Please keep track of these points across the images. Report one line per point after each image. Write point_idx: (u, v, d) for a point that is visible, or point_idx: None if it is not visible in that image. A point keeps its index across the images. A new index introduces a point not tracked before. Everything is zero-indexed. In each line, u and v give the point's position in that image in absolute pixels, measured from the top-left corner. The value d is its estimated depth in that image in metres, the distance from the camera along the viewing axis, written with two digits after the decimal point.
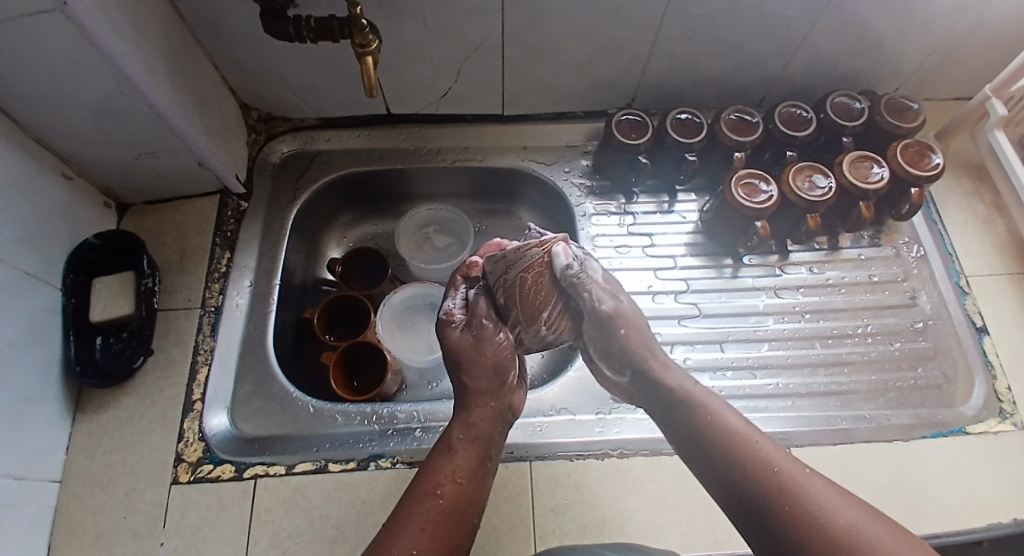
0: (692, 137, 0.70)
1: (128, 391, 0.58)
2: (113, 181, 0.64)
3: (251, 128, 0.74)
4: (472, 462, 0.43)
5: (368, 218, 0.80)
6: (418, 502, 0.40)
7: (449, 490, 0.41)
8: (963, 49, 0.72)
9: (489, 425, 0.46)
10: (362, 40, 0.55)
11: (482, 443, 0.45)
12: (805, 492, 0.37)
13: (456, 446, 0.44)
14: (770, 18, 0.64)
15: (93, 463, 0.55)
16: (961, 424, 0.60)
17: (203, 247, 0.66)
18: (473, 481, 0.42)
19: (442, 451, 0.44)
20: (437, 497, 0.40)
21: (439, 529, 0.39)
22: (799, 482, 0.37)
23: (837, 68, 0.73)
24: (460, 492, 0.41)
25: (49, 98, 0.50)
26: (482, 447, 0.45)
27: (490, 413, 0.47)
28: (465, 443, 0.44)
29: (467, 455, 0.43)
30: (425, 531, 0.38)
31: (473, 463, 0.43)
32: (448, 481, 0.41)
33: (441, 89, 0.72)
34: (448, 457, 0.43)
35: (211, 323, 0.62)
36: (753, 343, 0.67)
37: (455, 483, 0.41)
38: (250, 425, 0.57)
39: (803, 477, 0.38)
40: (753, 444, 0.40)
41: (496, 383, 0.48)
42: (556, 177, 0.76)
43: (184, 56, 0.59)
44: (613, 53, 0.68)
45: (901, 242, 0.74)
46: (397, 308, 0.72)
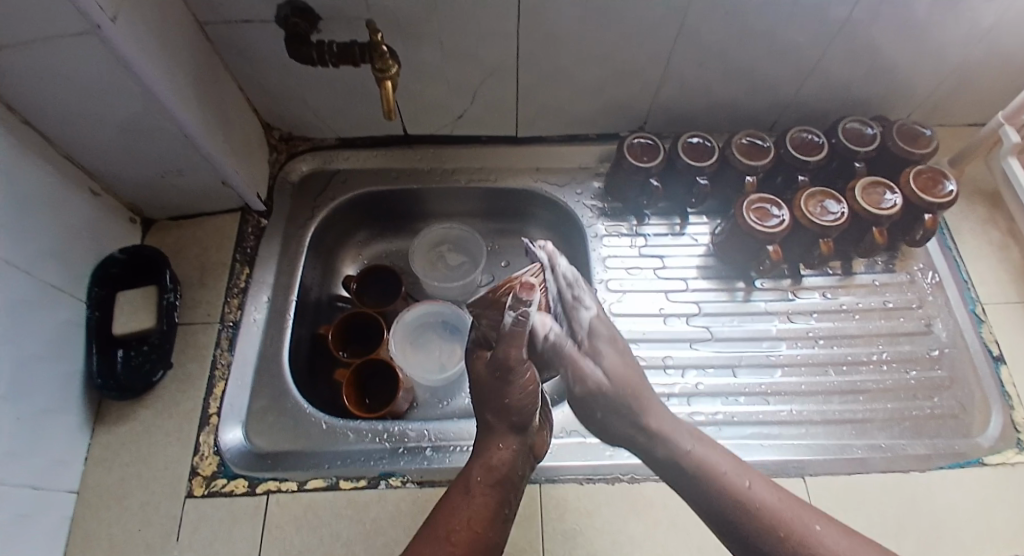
0: (704, 160, 0.70)
1: (146, 404, 0.59)
2: (139, 198, 0.66)
3: (273, 147, 0.76)
4: (488, 509, 0.42)
5: (383, 236, 0.82)
6: (432, 548, 0.39)
7: (462, 537, 0.40)
8: (976, 76, 0.72)
9: (507, 471, 0.45)
10: (382, 65, 0.57)
11: (500, 491, 0.44)
12: (818, 544, 0.40)
13: (475, 490, 0.43)
14: (782, 46, 0.65)
15: (110, 475, 0.56)
16: (977, 455, 0.59)
17: (222, 263, 0.68)
18: (488, 529, 0.41)
19: (460, 492, 0.43)
20: (450, 545, 0.39)
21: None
22: (810, 534, 0.40)
23: (850, 95, 0.73)
24: (475, 541, 0.40)
25: (83, 116, 0.52)
26: (500, 493, 0.44)
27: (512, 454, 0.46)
28: (484, 487, 0.43)
29: (484, 501, 0.42)
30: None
31: (489, 510, 0.42)
32: (464, 527, 0.40)
33: (457, 111, 0.73)
34: (465, 500, 0.42)
35: (229, 337, 0.63)
36: (765, 368, 0.67)
37: (470, 530, 0.40)
38: (264, 440, 0.58)
39: (810, 528, 0.41)
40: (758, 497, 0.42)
41: (518, 425, 0.47)
42: (569, 199, 0.77)
43: (212, 78, 0.61)
44: (627, 78, 0.69)
45: (916, 269, 0.74)
46: (409, 325, 0.73)
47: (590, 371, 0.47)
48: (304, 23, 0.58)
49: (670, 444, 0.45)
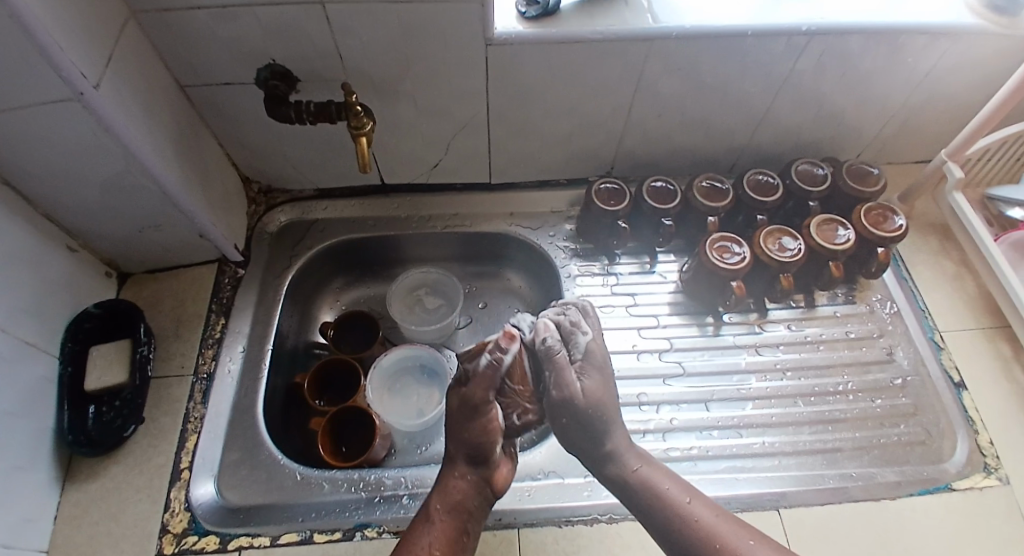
0: (667, 203, 0.74)
1: (117, 459, 0.58)
2: (118, 251, 0.67)
3: (252, 199, 0.78)
4: (448, 533, 0.46)
5: (361, 281, 0.83)
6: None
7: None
8: (915, 119, 0.78)
9: (467, 496, 0.48)
10: (356, 123, 0.60)
11: (458, 516, 0.47)
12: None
13: (435, 517, 0.47)
14: (736, 97, 0.69)
15: (77, 535, 0.54)
16: (946, 481, 0.61)
17: (199, 314, 0.68)
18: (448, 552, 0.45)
19: (422, 521, 0.47)
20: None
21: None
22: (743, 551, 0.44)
23: (801, 139, 0.78)
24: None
25: (66, 177, 0.53)
26: (461, 517, 0.47)
27: (472, 482, 0.48)
28: (444, 513, 0.47)
29: (443, 526, 0.46)
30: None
31: (450, 533, 0.46)
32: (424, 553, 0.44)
33: (431, 161, 0.76)
34: (427, 527, 0.46)
35: (203, 389, 0.63)
36: (737, 402, 0.68)
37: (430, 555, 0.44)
38: (236, 494, 0.57)
39: (743, 543, 0.45)
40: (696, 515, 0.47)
41: (476, 456, 0.48)
42: (542, 241, 0.79)
43: (193, 137, 0.63)
44: (593, 129, 0.73)
45: (874, 300, 0.77)
46: (386, 370, 0.73)
47: (572, 380, 0.51)
48: (283, 84, 0.61)
49: (619, 464, 0.51)
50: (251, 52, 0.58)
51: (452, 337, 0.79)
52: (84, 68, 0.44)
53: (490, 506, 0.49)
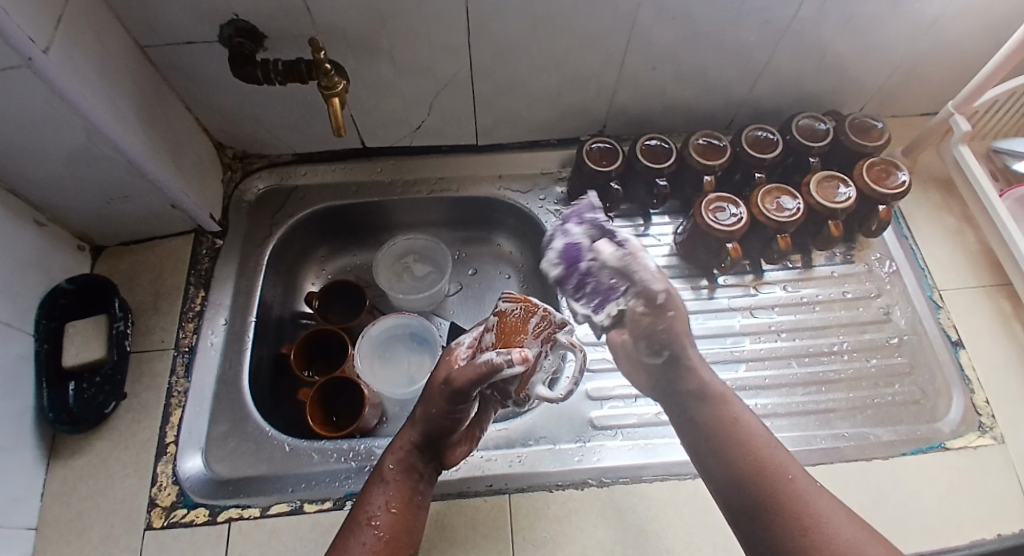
0: (661, 162, 0.71)
1: (102, 435, 0.57)
2: (88, 224, 0.64)
3: (227, 166, 0.75)
4: (403, 492, 0.44)
5: (346, 249, 0.81)
6: (354, 535, 0.41)
7: (383, 521, 0.42)
8: (922, 68, 0.74)
9: (421, 459, 0.46)
10: (328, 83, 0.56)
11: (412, 476, 0.45)
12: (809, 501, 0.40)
13: (388, 478, 0.45)
14: (733, 47, 0.65)
15: (66, 511, 0.54)
16: (941, 440, 0.61)
17: (177, 287, 0.66)
18: (406, 511, 0.44)
19: (377, 481, 0.45)
20: (373, 530, 0.42)
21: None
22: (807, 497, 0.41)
23: (801, 92, 0.74)
24: (396, 523, 0.43)
25: (22, 150, 0.50)
26: (413, 477, 0.46)
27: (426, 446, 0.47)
28: (397, 475, 0.45)
29: (399, 487, 0.44)
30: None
31: (405, 493, 0.44)
32: (382, 513, 0.43)
33: (413, 122, 0.73)
34: (382, 488, 0.44)
35: (185, 363, 0.62)
36: (730, 364, 0.67)
37: (388, 515, 0.43)
38: (225, 467, 0.56)
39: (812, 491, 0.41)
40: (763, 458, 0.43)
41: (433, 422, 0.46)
42: (531, 204, 0.77)
43: (157, 101, 0.60)
44: (583, 84, 0.69)
45: (873, 259, 0.75)
46: (375, 339, 0.72)
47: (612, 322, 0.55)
48: (249, 42, 0.57)
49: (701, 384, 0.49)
50: (212, 7, 0.54)
51: (442, 305, 0.78)
52: (30, 30, 0.41)
53: (439, 469, 0.49)
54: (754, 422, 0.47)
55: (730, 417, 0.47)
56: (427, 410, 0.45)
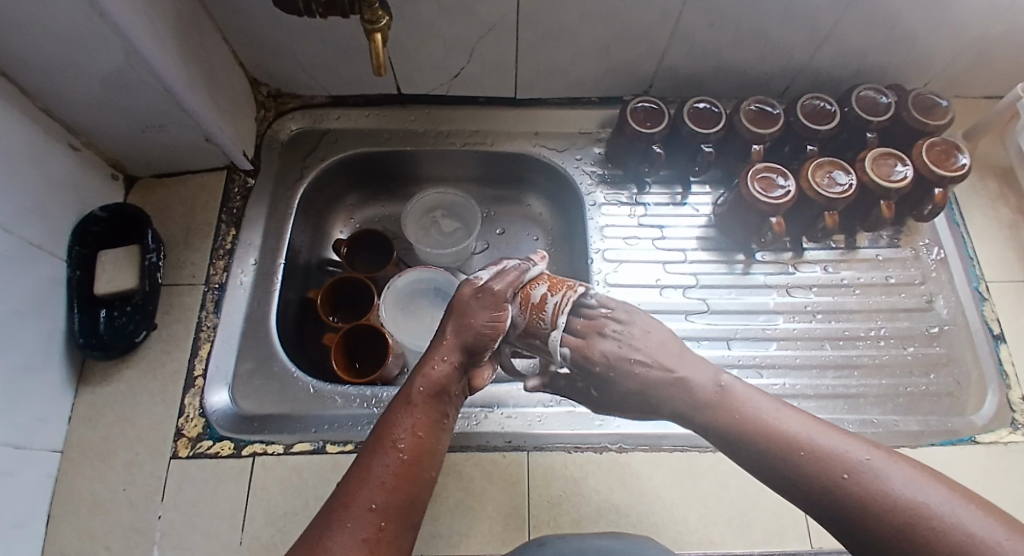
0: (709, 127, 0.67)
1: (131, 364, 0.58)
2: (121, 153, 0.63)
3: (260, 104, 0.73)
4: (429, 416, 0.42)
5: (375, 199, 0.79)
6: (377, 456, 0.39)
7: (408, 444, 0.40)
8: (998, 45, 0.69)
9: (450, 383, 0.45)
10: (370, 17, 0.53)
11: (439, 400, 0.44)
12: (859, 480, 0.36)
13: (415, 399, 0.43)
14: (799, 7, 0.61)
15: (94, 434, 0.55)
16: (971, 433, 0.60)
17: (208, 224, 0.66)
18: (431, 435, 0.42)
19: (401, 402, 0.43)
20: (397, 452, 0.39)
21: (398, 482, 0.38)
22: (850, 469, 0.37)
23: (864, 63, 0.70)
24: (421, 446, 0.40)
25: (55, 67, 0.49)
26: (439, 401, 0.44)
27: (455, 370, 0.45)
28: (424, 396, 0.43)
29: (425, 409, 0.42)
30: (384, 485, 0.38)
31: (431, 416, 0.42)
32: (407, 436, 0.40)
33: (452, 70, 0.70)
34: (408, 409, 0.42)
35: (215, 299, 0.62)
36: (761, 342, 0.66)
37: (413, 437, 0.40)
38: (251, 403, 0.57)
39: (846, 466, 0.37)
40: (802, 449, 0.38)
41: (466, 340, 0.45)
42: (567, 164, 0.74)
43: (194, 29, 0.58)
44: (633, 38, 0.66)
45: (921, 245, 0.72)
46: (401, 291, 0.71)
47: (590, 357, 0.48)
48: None
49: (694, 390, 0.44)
50: None
51: (468, 262, 0.77)
52: None
53: (463, 397, 0.47)
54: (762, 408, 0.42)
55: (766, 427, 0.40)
56: (466, 325, 0.45)
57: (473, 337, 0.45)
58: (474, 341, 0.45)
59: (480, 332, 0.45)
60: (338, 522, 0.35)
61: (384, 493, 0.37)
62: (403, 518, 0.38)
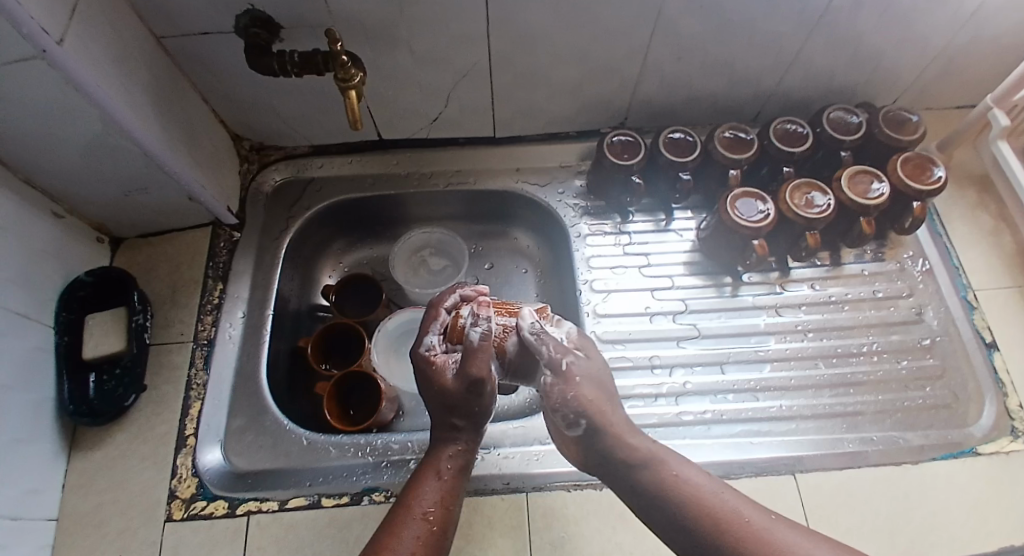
0: (686, 156, 0.68)
1: (122, 428, 0.57)
2: (107, 216, 0.64)
3: (244, 158, 0.74)
4: (453, 491, 0.46)
5: (363, 243, 0.80)
6: (406, 524, 0.42)
7: (435, 516, 0.43)
8: (961, 59, 0.70)
9: (469, 459, 0.48)
10: (344, 75, 0.55)
11: (461, 472, 0.47)
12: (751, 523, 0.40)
13: (441, 474, 0.46)
14: (764, 36, 0.63)
15: (87, 502, 0.54)
16: (972, 445, 0.59)
17: (195, 279, 0.66)
18: (454, 509, 0.45)
19: (430, 476, 0.46)
20: (426, 523, 0.43)
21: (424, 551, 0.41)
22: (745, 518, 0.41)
23: (832, 84, 0.71)
24: (446, 519, 0.44)
25: (41, 141, 0.50)
26: (461, 476, 0.47)
27: (471, 445, 0.49)
28: (449, 473, 0.46)
29: (449, 484, 0.46)
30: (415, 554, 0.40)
31: (455, 492, 0.46)
32: (434, 507, 0.44)
33: (431, 114, 0.71)
34: (435, 482, 0.45)
35: (204, 356, 0.62)
36: (754, 364, 0.66)
37: (440, 510, 0.44)
38: (243, 459, 0.56)
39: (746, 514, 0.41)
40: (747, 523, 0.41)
41: (478, 419, 0.48)
42: (550, 198, 0.75)
43: (174, 93, 0.59)
44: (604, 75, 0.67)
45: (905, 257, 0.73)
46: (392, 333, 0.71)
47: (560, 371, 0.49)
48: (265, 32, 0.57)
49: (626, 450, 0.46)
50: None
51: None
52: (44, 21, 0.40)
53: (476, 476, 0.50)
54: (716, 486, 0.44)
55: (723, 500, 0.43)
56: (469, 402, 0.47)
57: (478, 410, 0.48)
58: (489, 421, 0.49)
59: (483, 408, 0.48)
60: None
61: None
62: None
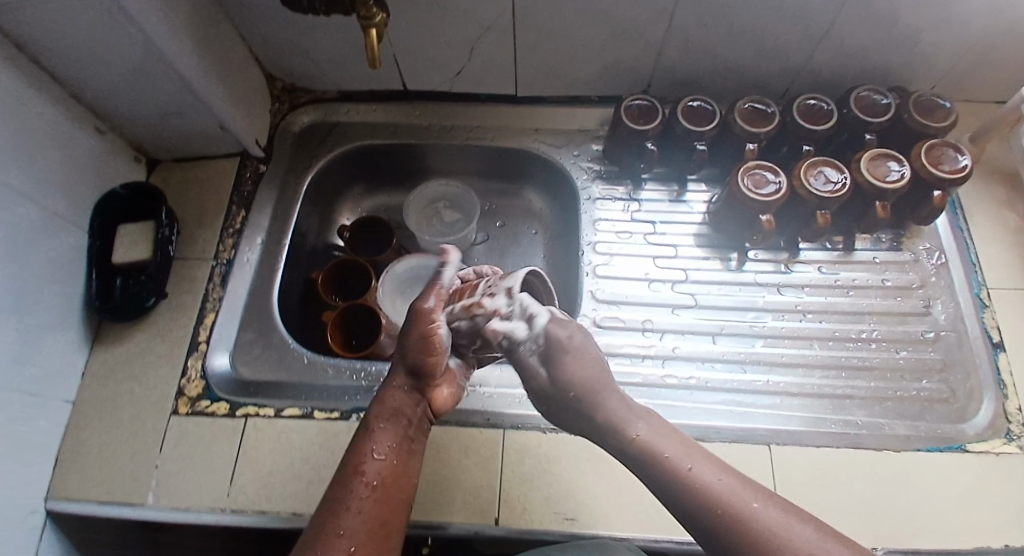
0: (703, 124, 0.68)
1: (141, 329, 0.62)
2: (145, 137, 0.68)
3: (276, 97, 0.78)
4: (393, 440, 0.44)
5: (380, 190, 0.83)
6: (344, 486, 0.40)
7: (372, 468, 0.42)
8: (1004, 49, 0.68)
9: (407, 405, 0.47)
10: (366, 13, 0.57)
11: (402, 421, 0.46)
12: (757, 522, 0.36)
13: (376, 426, 0.45)
14: (791, 7, 0.62)
15: (103, 391, 0.59)
16: (962, 441, 0.58)
17: (221, 204, 0.70)
18: (394, 456, 0.43)
19: (364, 434, 0.44)
20: (362, 476, 0.41)
21: (368, 507, 0.40)
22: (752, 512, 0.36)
23: (862, 64, 0.70)
24: (386, 468, 0.42)
25: (86, 58, 0.54)
26: (403, 424, 0.46)
27: (410, 394, 0.47)
28: (384, 422, 0.45)
29: (387, 433, 0.44)
30: (354, 510, 0.39)
31: (395, 440, 0.44)
32: (370, 459, 0.42)
33: (454, 67, 0.73)
34: (370, 437, 0.44)
35: (222, 273, 0.66)
36: (747, 338, 0.66)
37: (377, 460, 0.42)
38: (248, 369, 0.61)
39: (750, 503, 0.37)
40: (729, 499, 0.37)
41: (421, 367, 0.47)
42: (564, 160, 0.76)
43: (213, 25, 0.63)
44: (627, 38, 0.68)
45: (921, 248, 0.71)
46: (400, 277, 0.74)
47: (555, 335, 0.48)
48: None
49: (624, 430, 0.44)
50: None
51: (468, 252, 0.80)
52: None
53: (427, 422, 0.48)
54: (685, 452, 0.41)
55: (688, 480, 0.39)
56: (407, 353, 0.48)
57: (419, 358, 0.47)
58: (422, 359, 0.47)
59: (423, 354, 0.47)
60: None
61: (353, 518, 0.39)
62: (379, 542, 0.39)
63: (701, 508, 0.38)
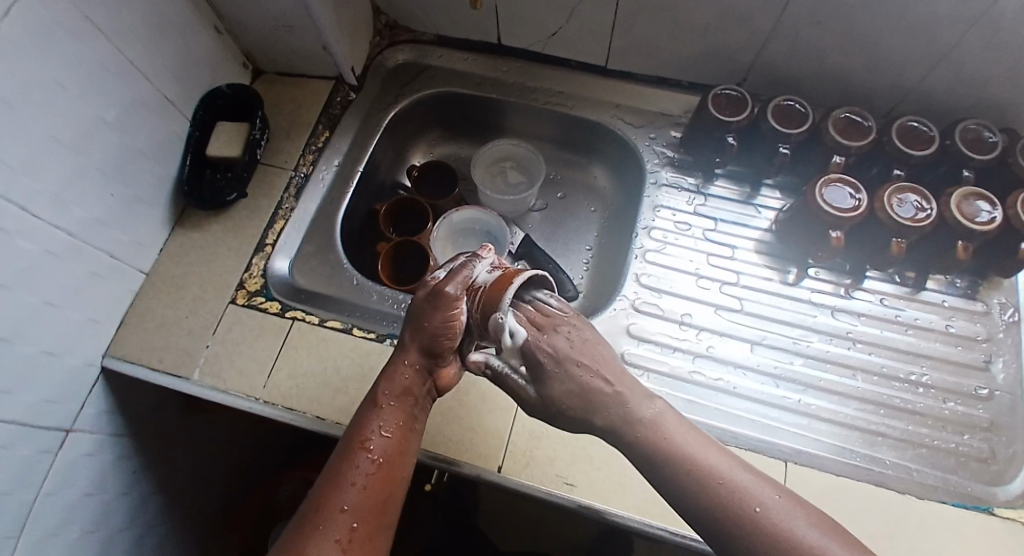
0: (793, 127, 0.66)
1: (218, 221, 0.67)
2: (253, 45, 0.72)
3: (377, 31, 0.80)
4: (399, 417, 0.47)
5: (455, 139, 0.86)
6: (350, 460, 0.44)
7: (378, 445, 0.44)
8: None
9: (415, 384, 0.48)
10: None
11: (408, 398, 0.48)
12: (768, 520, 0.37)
13: (382, 403, 0.47)
14: (918, 19, 0.58)
15: (175, 269, 0.64)
16: (989, 505, 0.55)
17: (309, 121, 0.73)
18: (400, 434, 0.46)
19: (370, 408, 0.47)
20: (368, 452, 0.44)
21: (372, 481, 0.43)
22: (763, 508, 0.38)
23: (979, 96, 0.65)
24: (391, 446, 0.45)
25: None
26: (408, 402, 0.48)
27: (418, 371, 0.49)
28: (391, 399, 0.47)
29: (393, 411, 0.47)
30: (356, 485, 0.42)
31: (400, 417, 0.47)
32: (376, 436, 0.45)
33: (551, 28, 0.74)
34: (375, 414, 0.46)
35: (298, 186, 0.70)
36: (787, 354, 0.65)
37: (382, 437, 0.45)
38: (303, 278, 0.66)
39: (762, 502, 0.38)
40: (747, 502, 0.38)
41: (431, 345, 0.48)
42: (638, 141, 0.76)
43: None
44: (734, 24, 0.66)
45: (996, 301, 0.67)
46: (455, 225, 0.77)
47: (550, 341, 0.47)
48: None
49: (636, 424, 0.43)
50: None
51: (524, 216, 0.82)
52: None
53: (432, 400, 0.50)
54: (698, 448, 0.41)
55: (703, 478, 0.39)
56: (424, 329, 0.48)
57: (432, 339, 0.48)
58: (435, 345, 0.48)
59: (439, 336, 0.48)
60: (318, 523, 0.41)
61: (356, 492, 0.42)
62: (379, 512, 0.42)
63: (719, 511, 0.38)
